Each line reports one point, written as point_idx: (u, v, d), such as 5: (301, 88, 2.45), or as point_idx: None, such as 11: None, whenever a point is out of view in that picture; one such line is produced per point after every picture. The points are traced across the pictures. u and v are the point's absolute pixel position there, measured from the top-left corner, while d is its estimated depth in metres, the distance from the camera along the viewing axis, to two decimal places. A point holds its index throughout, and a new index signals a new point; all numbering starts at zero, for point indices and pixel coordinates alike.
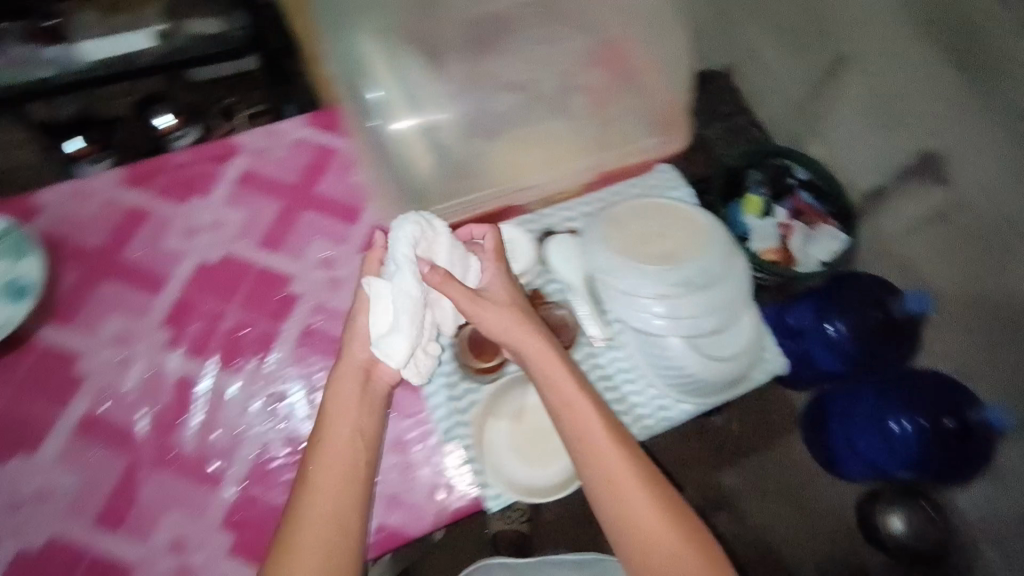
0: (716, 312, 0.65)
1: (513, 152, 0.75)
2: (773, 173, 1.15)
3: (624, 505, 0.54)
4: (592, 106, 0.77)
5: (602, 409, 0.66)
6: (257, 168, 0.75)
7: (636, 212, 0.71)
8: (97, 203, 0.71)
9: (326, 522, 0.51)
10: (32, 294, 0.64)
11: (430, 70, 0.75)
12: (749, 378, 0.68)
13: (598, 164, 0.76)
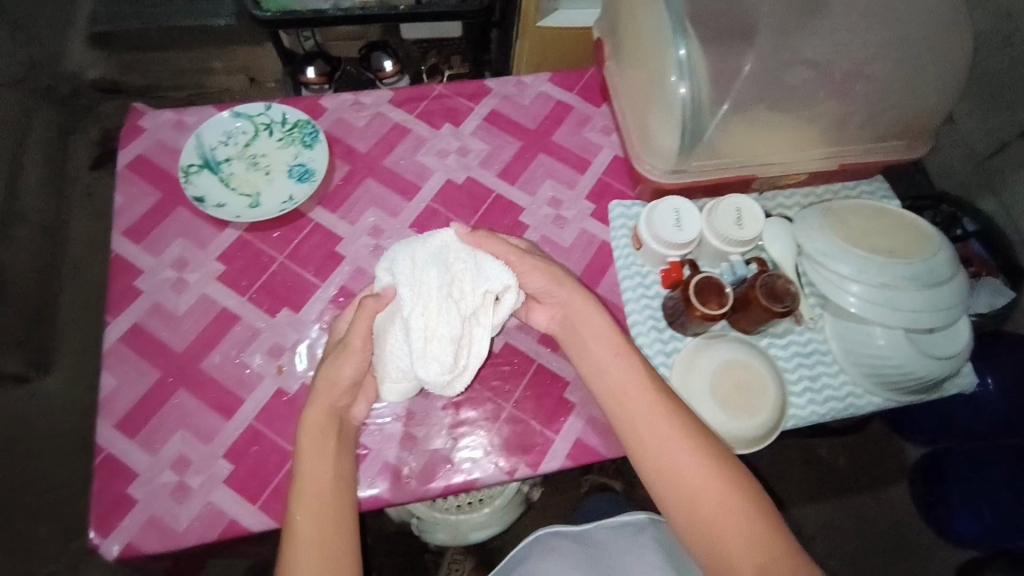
0: (939, 318, 0.65)
1: (773, 117, 0.65)
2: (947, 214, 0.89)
3: (661, 454, 0.58)
4: (885, 53, 0.64)
5: (800, 383, 0.71)
6: (504, 109, 0.84)
7: (857, 210, 0.72)
8: (370, 115, 0.83)
9: (321, 466, 0.58)
10: (317, 179, 0.76)
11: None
12: (943, 388, 0.72)
13: (843, 152, 0.70)
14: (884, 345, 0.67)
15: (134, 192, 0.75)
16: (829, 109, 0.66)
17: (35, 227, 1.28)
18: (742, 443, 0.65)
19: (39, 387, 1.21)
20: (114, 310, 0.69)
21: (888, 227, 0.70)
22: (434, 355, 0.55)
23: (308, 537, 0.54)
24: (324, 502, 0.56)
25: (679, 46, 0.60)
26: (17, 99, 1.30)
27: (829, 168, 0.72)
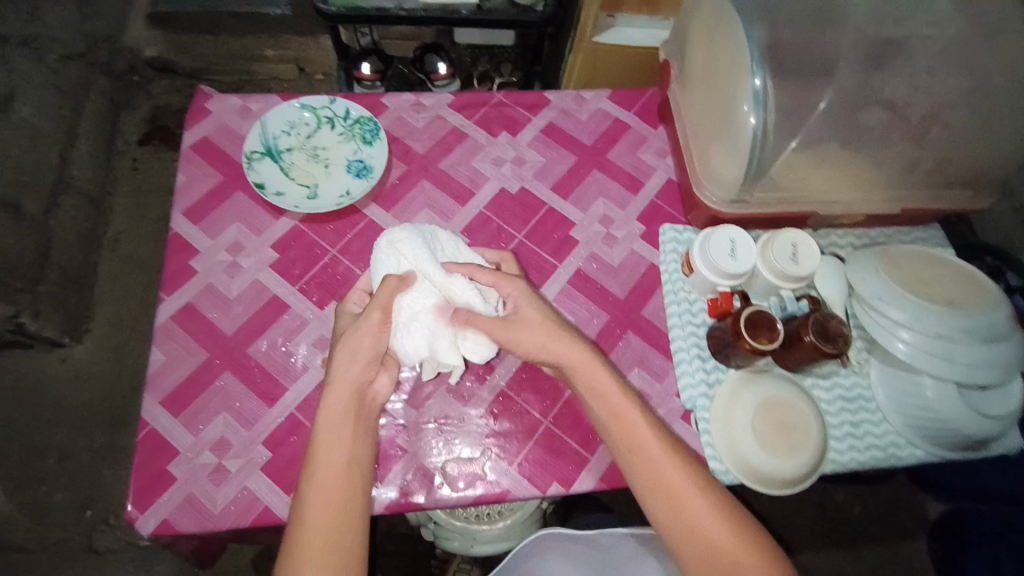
0: (995, 376, 0.64)
1: (842, 155, 0.65)
2: (989, 268, 0.87)
3: (679, 497, 0.55)
4: (957, 101, 0.64)
5: (841, 428, 0.70)
6: (561, 123, 0.85)
7: (913, 257, 0.71)
8: (429, 117, 0.84)
9: (337, 460, 0.55)
10: (375, 176, 0.77)
11: (802, 18, 0.64)
12: (989, 448, 0.70)
13: (902, 197, 0.71)
14: (932, 397, 0.66)
15: (196, 173, 0.77)
16: (899, 152, 0.66)
17: (83, 197, 1.29)
18: (779, 483, 0.64)
19: (70, 354, 1.22)
20: (169, 288, 0.70)
21: (943, 278, 0.69)
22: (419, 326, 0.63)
23: (316, 533, 0.52)
24: (340, 492, 0.53)
25: (754, 76, 0.61)
26: (78, 72, 1.33)
27: (889, 212, 0.72)
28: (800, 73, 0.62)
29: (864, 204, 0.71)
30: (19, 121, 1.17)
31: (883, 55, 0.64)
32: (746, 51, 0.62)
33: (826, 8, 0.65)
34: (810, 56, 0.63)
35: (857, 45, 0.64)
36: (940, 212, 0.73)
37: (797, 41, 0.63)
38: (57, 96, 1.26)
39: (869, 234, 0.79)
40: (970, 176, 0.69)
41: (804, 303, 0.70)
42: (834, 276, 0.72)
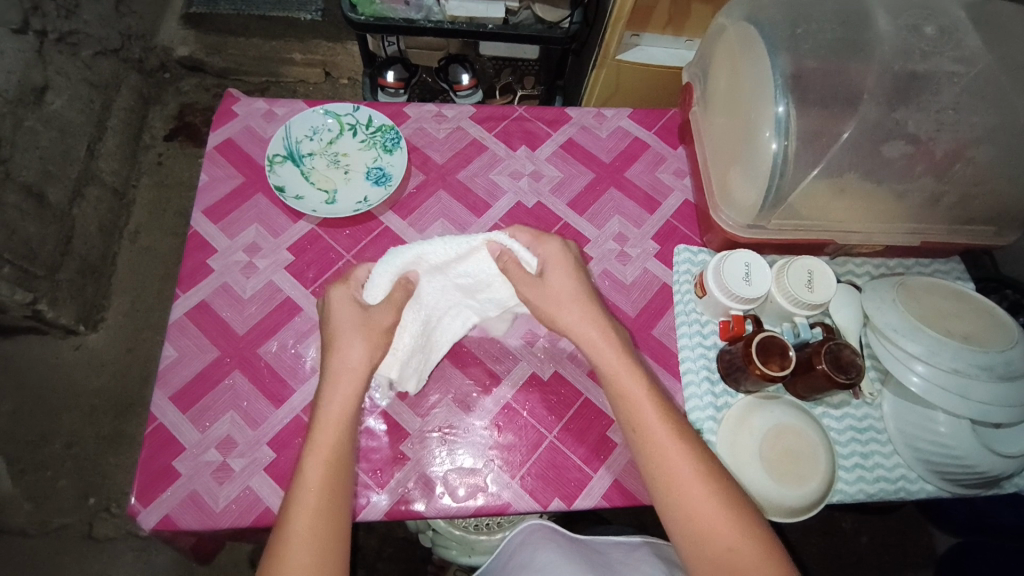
0: (1011, 414, 0.62)
1: (863, 186, 0.65)
2: (1011, 302, 0.84)
3: (680, 484, 0.53)
4: (983, 135, 0.63)
5: (850, 459, 0.68)
6: (581, 139, 0.85)
7: (929, 288, 0.70)
8: (449, 128, 0.84)
9: (340, 433, 0.56)
10: (393, 184, 0.78)
11: (827, 46, 0.64)
12: (999, 487, 0.69)
13: (923, 230, 0.70)
14: (945, 433, 0.65)
15: (219, 174, 0.79)
16: (921, 185, 0.65)
17: (106, 188, 1.32)
18: (787, 513, 0.62)
19: (84, 343, 1.25)
20: (185, 285, 0.72)
21: (961, 312, 0.68)
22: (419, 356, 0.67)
23: (305, 503, 0.52)
24: (333, 467, 0.54)
25: (776, 104, 0.61)
26: (110, 67, 1.36)
27: (909, 244, 0.72)
28: (824, 101, 0.62)
29: (883, 235, 0.71)
30: (51, 114, 1.18)
31: (909, 86, 0.63)
32: (768, 74, 0.63)
33: (852, 37, 0.65)
34: (834, 84, 0.63)
35: (882, 75, 0.63)
36: (962, 246, 0.72)
37: (821, 68, 0.63)
38: (87, 89, 1.28)
39: (888, 264, 0.77)
40: (995, 211, 0.68)
41: (818, 331, 0.69)
42: (848, 304, 0.71)
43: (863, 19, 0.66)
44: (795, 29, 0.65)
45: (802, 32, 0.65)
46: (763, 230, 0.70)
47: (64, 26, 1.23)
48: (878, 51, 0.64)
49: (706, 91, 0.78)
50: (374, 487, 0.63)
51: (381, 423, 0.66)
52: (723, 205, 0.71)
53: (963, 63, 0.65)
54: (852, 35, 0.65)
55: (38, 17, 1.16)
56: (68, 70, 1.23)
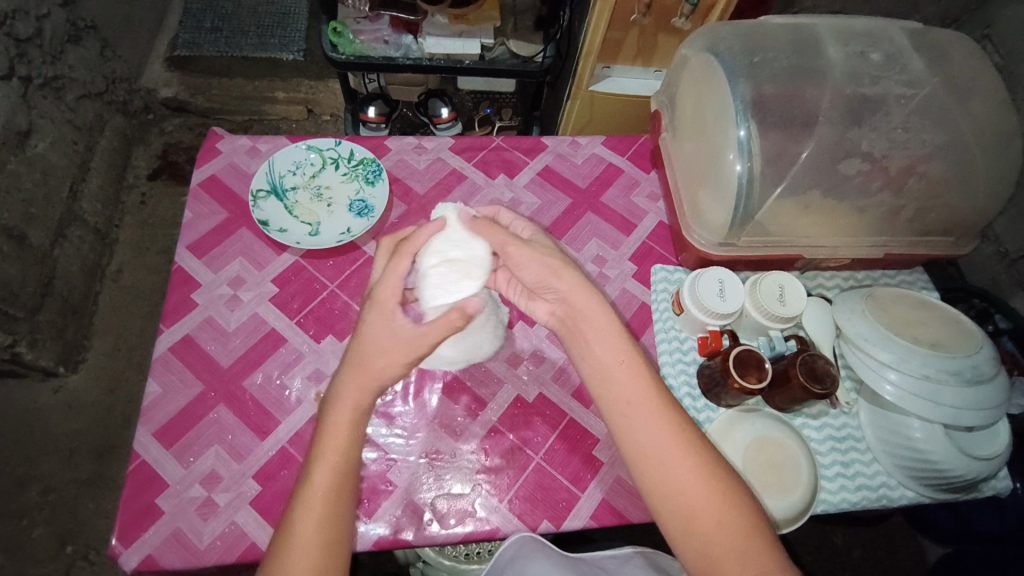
0: (981, 417, 0.64)
1: (826, 202, 0.68)
2: (977, 310, 0.87)
3: (655, 457, 0.53)
4: (931, 153, 0.67)
5: (832, 468, 0.70)
6: (558, 166, 0.88)
7: (896, 298, 0.73)
8: (429, 159, 0.87)
9: (342, 449, 0.52)
10: (375, 215, 0.79)
11: (783, 74, 0.68)
12: (977, 490, 0.71)
13: (885, 243, 0.73)
14: (921, 438, 0.67)
15: (203, 210, 0.80)
16: (880, 201, 0.69)
17: (89, 228, 1.32)
18: (776, 525, 0.63)
19: (64, 385, 1.23)
20: (169, 320, 0.72)
21: (928, 319, 0.71)
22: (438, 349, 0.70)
23: (310, 517, 0.50)
24: (337, 484, 0.51)
25: (738, 128, 0.65)
26: (94, 110, 1.37)
27: (873, 256, 0.74)
28: (782, 125, 0.66)
29: (848, 249, 0.74)
30: (34, 156, 1.19)
31: (860, 110, 0.67)
32: (730, 98, 0.66)
33: (804, 65, 0.69)
34: (790, 109, 0.67)
35: (835, 100, 0.67)
36: (924, 257, 0.76)
37: (778, 95, 0.67)
38: (70, 131, 1.29)
39: (855, 276, 0.81)
40: (951, 223, 0.72)
41: (793, 343, 0.71)
42: (821, 316, 0.74)
43: (815, 48, 0.71)
44: (753, 58, 0.69)
45: (759, 61, 0.69)
46: (734, 247, 0.73)
47: (49, 71, 1.25)
48: (829, 78, 0.68)
49: (674, 117, 0.81)
50: (362, 516, 0.63)
51: (369, 451, 0.67)
52: (694, 225, 0.74)
53: (908, 87, 0.69)
54: (804, 64, 0.69)
55: (24, 63, 1.18)
56: (52, 113, 1.25)
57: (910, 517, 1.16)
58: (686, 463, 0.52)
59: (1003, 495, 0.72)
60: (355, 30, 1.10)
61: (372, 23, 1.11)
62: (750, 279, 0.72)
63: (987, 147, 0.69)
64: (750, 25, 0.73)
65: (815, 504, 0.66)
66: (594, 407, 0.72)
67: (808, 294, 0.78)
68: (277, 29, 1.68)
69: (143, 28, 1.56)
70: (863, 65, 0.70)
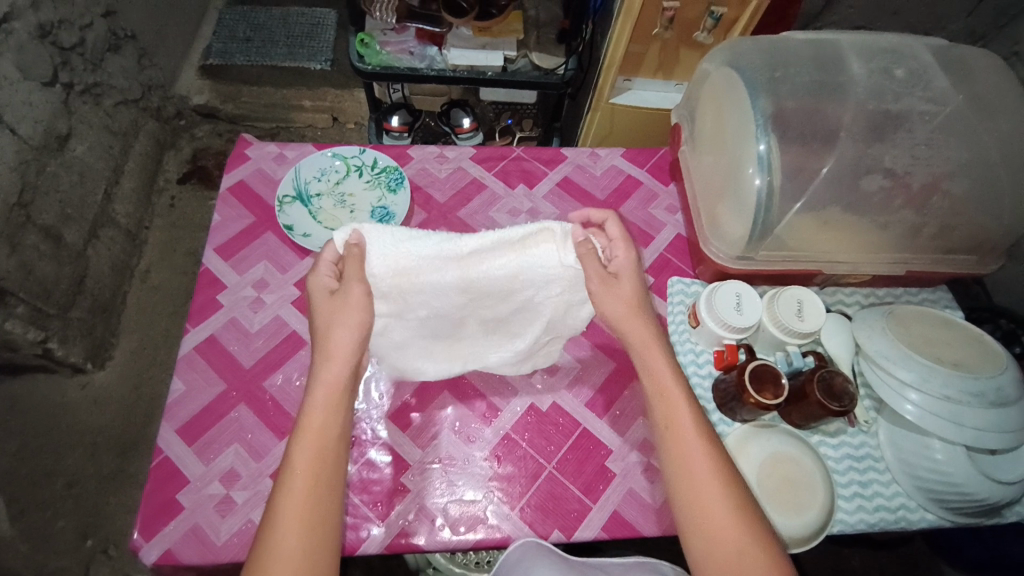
0: (1006, 442, 0.63)
1: (847, 218, 0.68)
2: (1004, 331, 0.84)
3: (682, 451, 0.54)
4: (954, 170, 0.67)
5: (849, 487, 0.68)
6: (576, 177, 0.89)
7: (919, 316, 0.72)
8: (450, 168, 0.89)
9: (325, 421, 0.52)
10: (396, 222, 0.81)
11: (803, 90, 0.68)
12: (1000, 514, 0.69)
13: (908, 260, 0.72)
14: (943, 461, 0.65)
15: (231, 214, 0.82)
16: (902, 217, 0.68)
17: (121, 229, 1.37)
18: (789, 544, 0.62)
19: (91, 381, 1.26)
20: (194, 320, 0.74)
21: (950, 338, 0.70)
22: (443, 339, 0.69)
23: (292, 497, 0.48)
24: (323, 455, 0.50)
25: (759, 142, 0.65)
26: (130, 116, 1.43)
27: (894, 273, 0.73)
28: (801, 140, 0.66)
29: (869, 265, 0.73)
30: (72, 159, 1.24)
31: (881, 126, 0.67)
32: (749, 113, 0.67)
33: (825, 81, 0.69)
34: (810, 124, 0.67)
35: (856, 116, 0.67)
36: (948, 275, 0.74)
37: (797, 110, 0.67)
38: (107, 136, 1.34)
39: (877, 293, 0.79)
40: (976, 242, 0.70)
41: (811, 359, 0.71)
42: (841, 333, 0.73)
43: (837, 64, 0.71)
44: (774, 73, 0.69)
45: (780, 76, 0.69)
46: (752, 261, 0.72)
47: (89, 78, 1.30)
48: (850, 93, 0.68)
49: (694, 130, 0.81)
50: (374, 519, 0.64)
51: (383, 454, 0.68)
52: (713, 238, 0.73)
53: (932, 103, 0.69)
54: (825, 79, 0.69)
55: (66, 70, 1.24)
56: (91, 119, 1.30)
57: (933, 542, 1.12)
58: (709, 467, 0.53)
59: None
60: (382, 41, 1.12)
61: (398, 35, 1.13)
62: (768, 294, 0.72)
63: (1012, 165, 0.68)
64: (772, 41, 0.74)
65: (830, 525, 0.65)
66: (607, 418, 0.72)
67: (828, 310, 0.77)
68: (306, 40, 1.73)
69: (179, 37, 1.62)
70: (885, 82, 0.69)
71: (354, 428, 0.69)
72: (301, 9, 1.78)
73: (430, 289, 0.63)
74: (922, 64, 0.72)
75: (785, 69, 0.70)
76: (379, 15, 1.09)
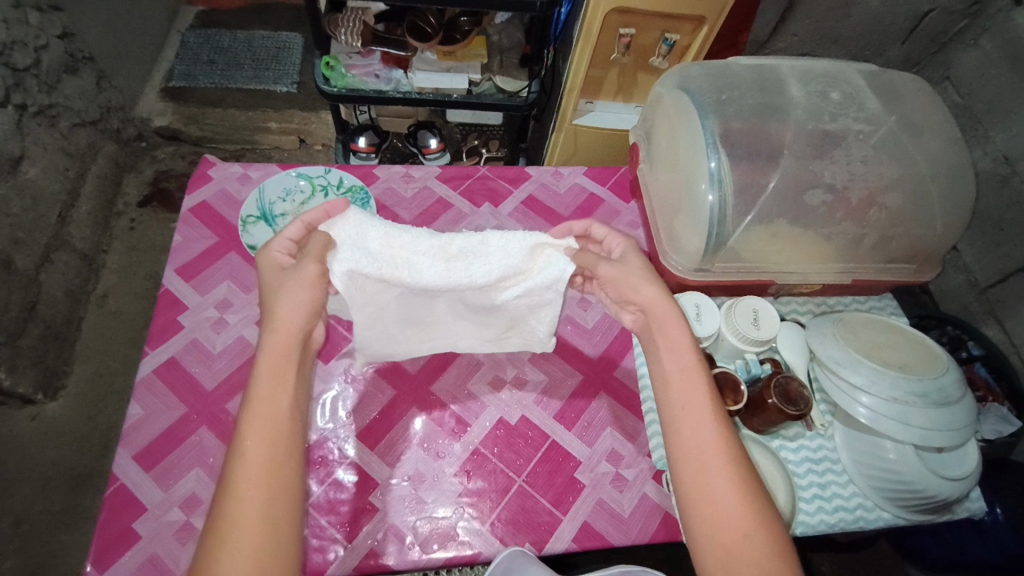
0: (951, 439, 0.66)
1: (793, 230, 0.72)
2: (950, 337, 0.89)
3: (693, 433, 0.54)
4: (888, 186, 0.72)
5: (810, 489, 0.71)
6: (540, 195, 0.91)
7: (865, 322, 0.76)
8: (416, 188, 0.90)
9: (277, 388, 0.53)
10: None
11: (748, 111, 0.73)
12: (952, 510, 0.72)
13: (853, 269, 0.77)
14: (895, 459, 0.68)
15: (193, 235, 0.81)
16: (844, 229, 0.72)
17: (75, 254, 1.33)
18: None
19: (42, 412, 1.21)
20: (154, 342, 0.72)
21: (897, 343, 0.73)
22: (396, 339, 0.71)
23: (250, 462, 0.48)
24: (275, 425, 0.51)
25: (709, 160, 0.69)
26: (87, 137, 1.40)
27: (841, 283, 0.77)
28: (748, 159, 0.70)
29: (818, 275, 0.77)
30: (24, 182, 1.20)
31: (820, 145, 0.72)
32: (696, 130, 0.71)
33: (768, 102, 0.74)
34: (756, 145, 0.71)
35: (797, 136, 0.72)
36: (892, 283, 0.79)
37: (743, 131, 0.71)
38: (63, 158, 1.31)
39: (827, 302, 0.83)
40: (911, 252, 0.75)
41: (767, 366, 0.73)
42: (797, 343, 0.77)
43: (778, 87, 0.75)
44: (722, 95, 0.74)
45: (727, 98, 0.73)
46: (709, 273, 0.75)
47: (44, 100, 1.28)
48: (792, 115, 0.73)
49: (651, 149, 0.85)
50: (342, 541, 0.63)
51: (351, 475, 0.67)
52: (669, 252, 0.76)
53: (865, 124, 0.74)
54: (768, 101, 0.74)
55: (20, 91, 1.21)
56: (45, 140, 1.26)
57: (893, 543, 1.15)
58: (717, 448, 0.52)
59: (978, 517, 0.73)
60: (347, 64, 1.14)
61: (364, 58, 1.15)
62: (725, 305, 0.75)
63: (938, 181, 0.73)
64: (720, 66, 0.78)
65: (795, 526, 0.66)
66: (575, 429, 0.73)
67: (782, 318, 0.81)
68: (271, 62, 1.74)
69: (140, 59, 1.60)
70: (822, 104, 0.74)
71: (321, 448, 0.68)
72: (266, 33, 1.79)
73: (406, 279, 0.65)
74: (856, 86, 0.77)
75: (732, 92, 0.74)
76: (345, 39, 1.11)
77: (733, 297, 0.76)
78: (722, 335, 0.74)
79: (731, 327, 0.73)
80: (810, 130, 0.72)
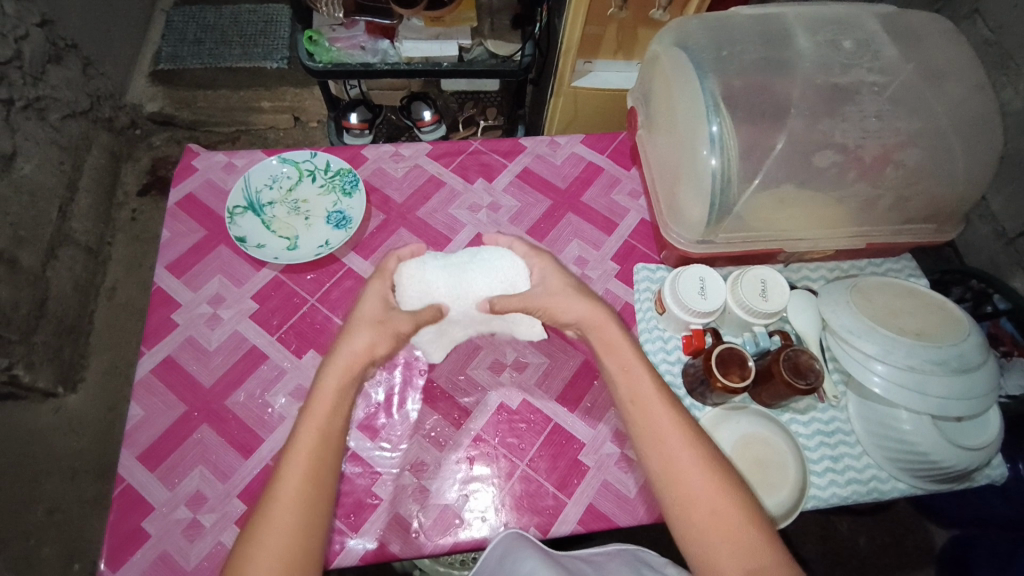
0: (971, 408, 0.63)
1: (802, 195, 0.68)
2: (975, 292, 0.84)
3: (648, 423, 0.55)
4: (905, 141, 0.67)
5: (822, 463, 0.69)
6: (536, 168, 0.87)
7: (880, 287, 0.72)
8: (407, 166, 0.86)
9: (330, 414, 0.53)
10: (351, 226, 0.79)
11: (750, 67, 0.68)
12: (971, 478, 0.70)
13: (867, 232, 0.73)
14: (910, 431, 0.65)
15: (182, 229, 0.80)
16: (857, 190, 0.68)
17: (80, 247, 1.33)
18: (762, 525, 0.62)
19: (63, 405, 1.23)
20: (150, 342, 0.72)
21: (912, 308, 0.69)
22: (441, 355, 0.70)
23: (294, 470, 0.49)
24: (306, 483, 0.49)
25: (710, 123, 0.64)
26: (79, 129, 1.37)
27: (853, 247, 0.74)
28: (753, 121, 0.66)
29: (830, 240, 0.73)
30: (20, 179, 1.19)
31: (832, 100, 0.67)
32: (693, 85, 0.66)
33: (775, 57, 0.68)
34: (761, 104, 0.66)
35: (808, 92, 0.67)
36: (909, 244, 0.74)
37: (747, 90, 0.66)
38: (56, 152, 1.29)
39: (840, 267, 0.80)
40: (932, 209, 0.71)
41: (777, 338, 0.71)
42: (805, 310, 0.73)
43: (784, 38, 0.70)
44: (721, 52, 0.68)
45: (727, 54, 0.68)
46: (712, 244, 0.72)
47: (31, 93, 1.25)
48: (800, 69, 0.68)
49: (649, 113, 0.80)
50: (348, 532, 0.63)
51: (354, 467, 0.66)
52: (671, 221, 0.73)
53: (880, 73, 0.68)
54: (775, 56, 0.69)
55: (5, 86, 1.18)
56: (36, 134, 1.25)
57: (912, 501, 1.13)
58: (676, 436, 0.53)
59: (999, 483, 0.71)
60: (331, 37, 1.09)
61: (348, 30, 1.10)
62: (731, 274, 0.72)
63: (962, 132, 0.68)
64: (721, 18, 0.72)
65: (805, 501, 0.65)
66: (579, 412, 0.71)
67: (793, 287, 0.77)
68: (260, 37, 1.69)
69: (125, 44, 1.56)
70: (834, 54, 0.69)
71: None
72: (251, 7, 1.73)
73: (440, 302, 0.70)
74: (870, 31, 0.71)
75: (734, 47, 0.69)
76: (325, 9, 1.06)
77: (740, 269, 0.73)
78: (728, 308, 0.71)
79: (738, 300, 0.69)
80: (820, 84, 0.67)
